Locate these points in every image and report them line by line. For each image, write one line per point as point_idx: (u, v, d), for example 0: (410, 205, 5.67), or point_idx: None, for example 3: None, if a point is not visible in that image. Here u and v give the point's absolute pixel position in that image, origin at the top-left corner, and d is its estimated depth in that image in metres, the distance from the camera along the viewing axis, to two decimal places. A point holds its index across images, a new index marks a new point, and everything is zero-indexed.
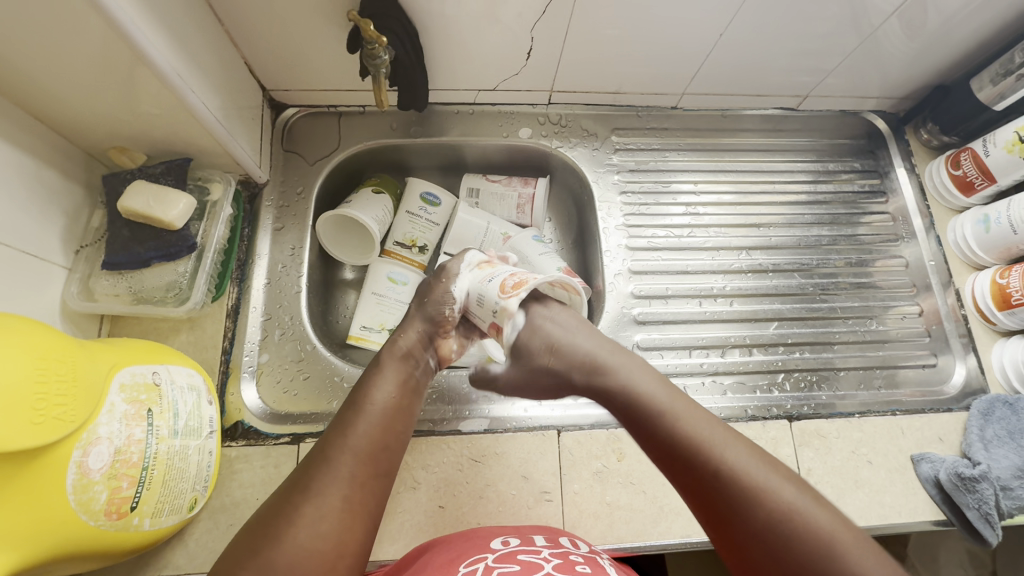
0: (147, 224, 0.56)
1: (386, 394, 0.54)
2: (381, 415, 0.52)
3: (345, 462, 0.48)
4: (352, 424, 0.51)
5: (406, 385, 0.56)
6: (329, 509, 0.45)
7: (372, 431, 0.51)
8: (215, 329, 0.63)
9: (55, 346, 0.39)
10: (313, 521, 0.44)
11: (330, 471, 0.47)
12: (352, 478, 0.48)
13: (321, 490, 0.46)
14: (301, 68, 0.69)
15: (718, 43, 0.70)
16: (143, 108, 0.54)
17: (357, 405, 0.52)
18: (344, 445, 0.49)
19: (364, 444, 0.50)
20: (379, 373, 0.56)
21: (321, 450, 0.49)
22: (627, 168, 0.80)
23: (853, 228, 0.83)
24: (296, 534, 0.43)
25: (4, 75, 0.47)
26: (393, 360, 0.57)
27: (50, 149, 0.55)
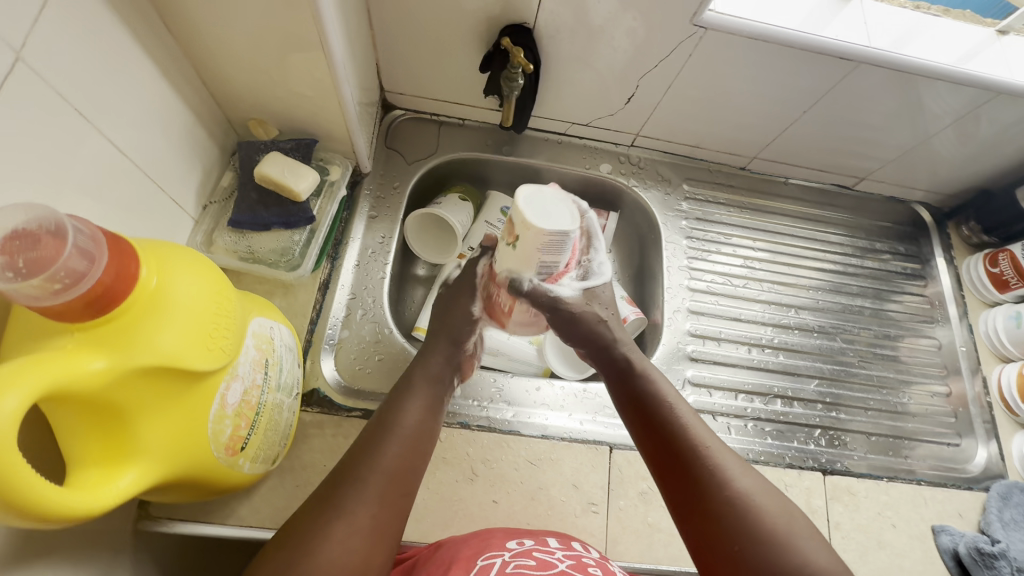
0: (277, 192, 0.61)
1: (415, 415, 0.54)
2: (411, 436, 0.52)
3: (376, 481, 0.48)
4: (381, 443, 0.51)
5: (430, 407, 0.56)
6: (358, 527, 0.45)
7: (403, 451, 0.51)
8: (307, 299, 0.67)
9: (224, 286, 0.43)
10: (343, 537, 0.44)
11: (358, 488, 0.47)
12: (381, 495, 0.48)
13: (351, 505, 0.46)
14: (424, 76, 0.75)
15: (798, 119, 0.77)
16: (298, 89, 0.59)
17: (385, 423, 0.53)
18: (374, 464, 0.49)
19: (395, 462, 0.50)
20: (405, 395, 0.56)
21: (348, 463, 0.49)
22: (693, 217, 0.86)
23: (893, 305, 0.89)
24: (326, 549, 0.43)
25: (196, 37, 0.52)
26: (422, 384, 0.57)
27: (203, 109, 0.60)
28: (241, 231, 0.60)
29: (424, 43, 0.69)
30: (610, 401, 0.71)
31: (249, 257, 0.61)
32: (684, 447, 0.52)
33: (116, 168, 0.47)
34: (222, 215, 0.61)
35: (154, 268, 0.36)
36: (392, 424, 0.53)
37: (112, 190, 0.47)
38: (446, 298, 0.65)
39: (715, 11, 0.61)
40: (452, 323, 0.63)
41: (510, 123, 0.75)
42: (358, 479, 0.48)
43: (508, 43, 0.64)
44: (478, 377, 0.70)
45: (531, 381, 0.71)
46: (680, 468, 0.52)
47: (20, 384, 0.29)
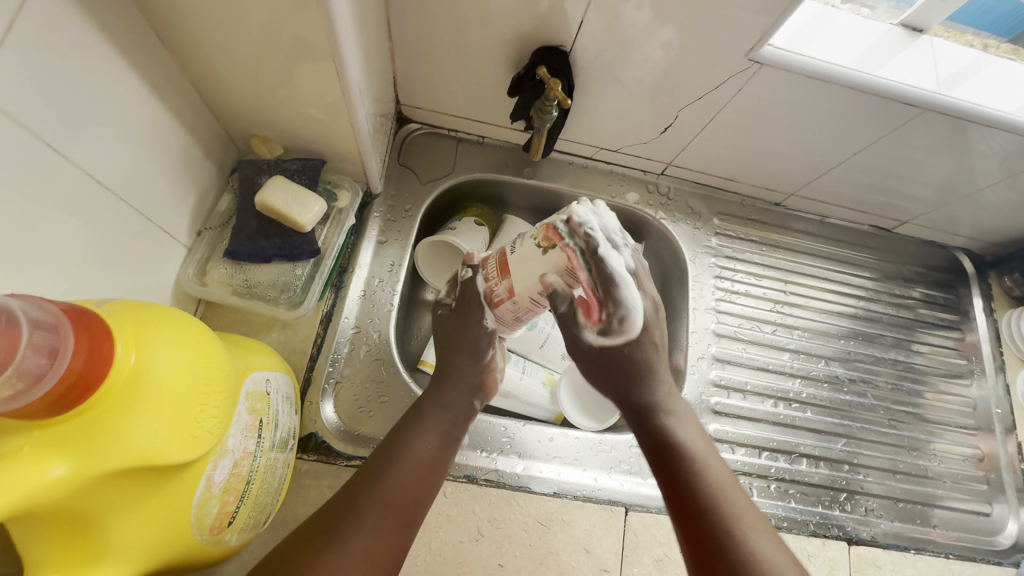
0: (280, 222, 0.55)
1: (426, 445, 0.51)
2: (420, 467, 0.49)
3: (376, 514, 0.44)
4: (389, 470, 0.47)
5: (444, 435, 0.52)
6: (350, 561, 0.41)
7: (411, 480, 0.48)
8: (307, 333, 0.62)
9: (215, 352, 0.38)
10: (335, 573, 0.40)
11: (354, 520, 0.43)
12: (380, 530, 0.44)
13: (346, 537, 0.42)
14: (444, 91, 0.69)
15: (846, 160, 0.71)
16: (308, 109, 0.53)
17: (392, 447, 0.49)
18: (376, 492, 0.46)
19: (400, 492, 0.46)
20: (417, 421, 0.52)
21: (350, 491, 0.46)
22: (722, 254, 0.81)
23: (923, 358, 0.85)
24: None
25: (194, 48, 0.46)
26: (438, 415, 0.53)
27: (200, 124, 0.54)
28: (237, 263, 0.55)
29: (448, 58, 0.63)
30: (626, 455, 0.67)
31: (246, 291, 0.56)
32: (698, 486, 0.46)
33: (98, 201, 0.42)
34: (219, 243, 0.56)
35: (131, 343, 0.31)
36: (401, 450, 0.49)
37: (93, 226, 0.42)
38: (453, 316, 0.57)
39: (772, 45, 0.56)
40: (472, 341, 0.57)
41: (539, 156, 0.68)
42: (359, 511, 0.44)
43: (547, 73, 0.58)
44: (488, 424, 0.65)
45: (545, 430, 0.66)
46: (692, 508, 0.45)
47: None
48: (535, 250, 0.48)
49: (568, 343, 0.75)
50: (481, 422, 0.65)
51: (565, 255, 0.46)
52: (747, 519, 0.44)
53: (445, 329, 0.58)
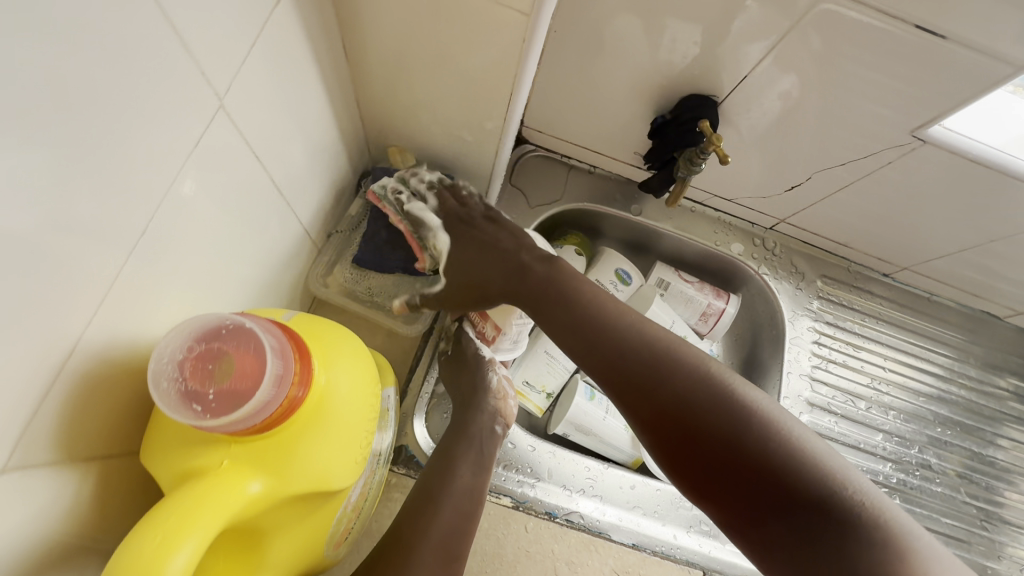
0: (410, 241, 0.54)
1: (465, 480, 0.50)
2: (458, 503, 0.48)
3: (427, 560, 0.44)
4: (430, 513, 0.46)
5: (477, 465, 0.51)
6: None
7: (451, 520, 0.47)
8: (410, 344, 0.60)
9: (370, 373, 0.37)
10: None
11: (407, 564, 0.43)
12: (430, 568, 0.44)
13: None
14: (572, 120, 0.68)
15: (980, 245, 0.67)
16: (458, 132, 0.54)
17: (431, 487, 0.48)
18: (421, 537, 0.45)
19: (443, 532, 0.46)
20: (451, 458, 0.51)
21: (395, 531, 0.45)
22: (823, 320, 0.78)
23: (1006, 453, 0.78)
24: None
25: (371, 61, 0.47)
26: (469, 447, 0.52)
27: (350, 130, 0.54)
28: (363, 270, 0.55)
29: (590, 92, 0.62)
30: (705, 515, 0.65)
31: (366, 298, 0.56)
32: (694, 413, 0.42)
33: (279, 209, 0.43)
34: (345, 247, 0.57)
35: (321, 363, 0.32)
36: (440, 486, 0.48)
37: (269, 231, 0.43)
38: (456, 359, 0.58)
39: (943, 125, 0.53)
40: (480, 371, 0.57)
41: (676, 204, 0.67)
42: (406, 554, 0.43)
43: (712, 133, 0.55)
44: (572, 461, 0.64)
45: (627, 477, 0.65)
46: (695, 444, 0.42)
47: (192, 534, 0.24)
48: None
49: None
50: (566, 458, 0.64)
51: (510, 287, 0.53)
52: (775, 412, 0.42)
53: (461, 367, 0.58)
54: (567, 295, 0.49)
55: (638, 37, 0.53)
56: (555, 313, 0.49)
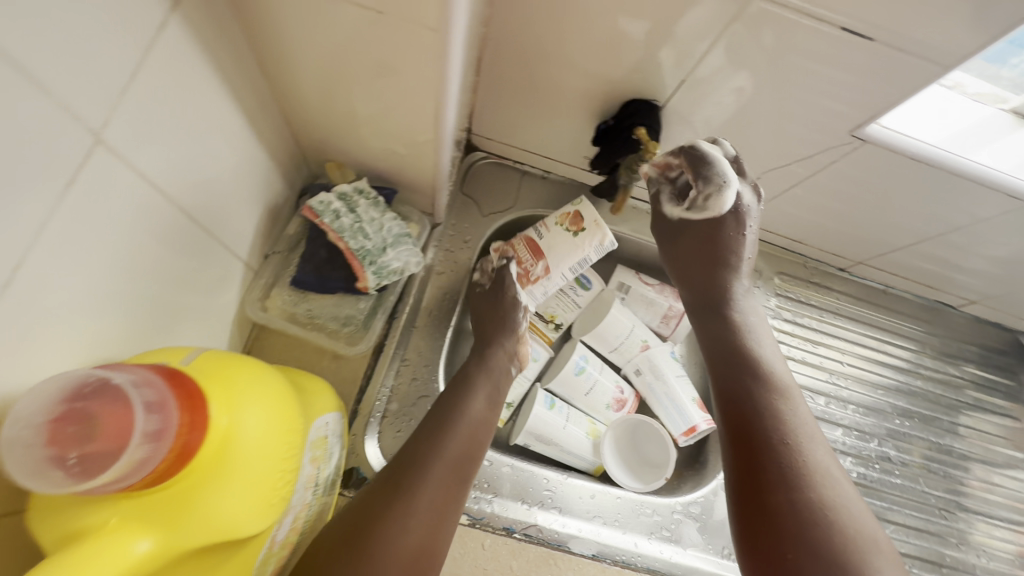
0: (349, 260, 0.51)
1: (478, 410, 0.55)
2: (471, 429, 0.53)
3: (439, 469, 0.49)
4: (445, 432, 0.52)
5: (490, 399, 0.57)
6: (421, 511, 0.46)
7: (463, 444, 0.52)
8: (358, 363, 0.60)
9: (291, 412, 0.36)
10: (403, 524, 0.44)
11: (424, 474, 0.48)
12: (443, 482, 0.48)
13: (415, 489, 0.47)
14: (519, 126, 0.67)
15: (930, 239, 0.68)
16: (393, 147, 0.52)
17: (445, 414, 0.54)
18: (437, 450, 0.50)
19: (455, 452, 0.51)
20: (469, 390, 0.57)
21: (415, 445, 0.51)
22: (781, 317, 0.78)
23: (965, 441, 0.79)
24: (393, 530, 0.44)
25: (290, 76, 0.45)
26: (487, 382, 0.58)
27: (280, 147, 0.53)
28: (302, 292, 0.53)
29: (533, 98, 0.61)
30: (667, 521, 0.65)
31: (308, 321, 0.54)
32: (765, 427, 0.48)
33: (194, 237, 0.41)
34: (284, 268, 0.55)
35: (224, 404, 0.31)
36: (454, 414, 0.54)
37: (185, 260, 0.41)
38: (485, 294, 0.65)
39: (879, 124, 0.54)
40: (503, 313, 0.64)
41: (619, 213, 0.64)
42: (422, 463, 0.49)
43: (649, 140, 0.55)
44: (531, 474, 0.64)
45: (586, 486, 0.65)
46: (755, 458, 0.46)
47: None
48: (564, 233, 0.63)
49: (615, 392, 0.73)
50: (524, 471, 0.64)
51: (589, 233, 0.62)
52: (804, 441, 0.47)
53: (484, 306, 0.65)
54: (719, 255, 0.58)
55: (573, 43, 0.52)
56: (713, 273, 0.58)
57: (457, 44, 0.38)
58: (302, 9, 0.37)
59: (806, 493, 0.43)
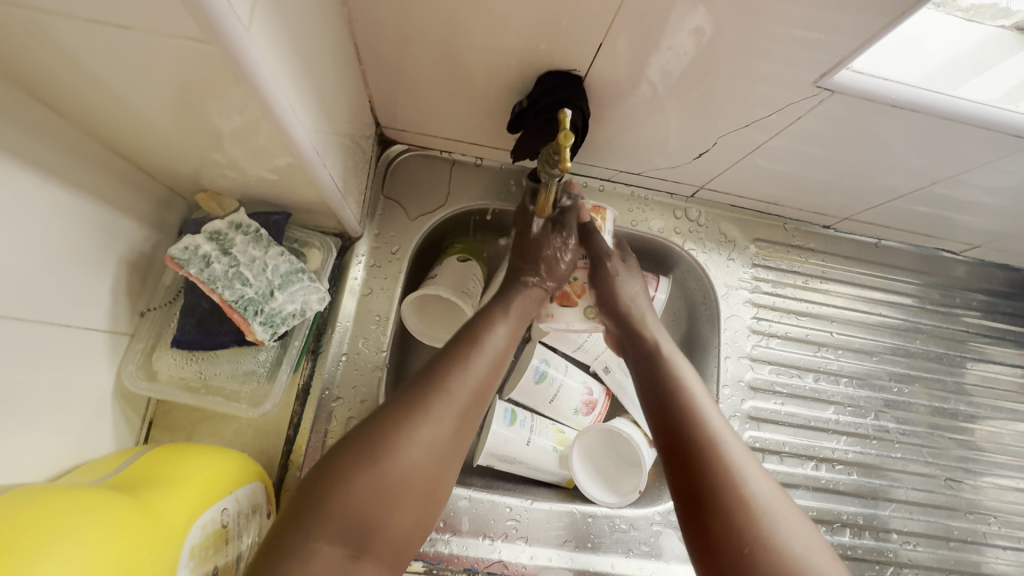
0: (229, 313, 0.44)
1: (498, 339, 0.49)
2: (494, 356, 0.48)
3: (461, 394, 0.44)
4: (467, 352, 0.47)
5: (514, 331, 0.51)
6: (442, 435, 0.41)
7: (484, 372, 0.46)
8: (282, 413, 0.54)
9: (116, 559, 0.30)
10: (424, 443, 0.40)
11: (446, 397, 0.43)
12: (466, 408, 0.44)
13: (437, 413, 0.42)
14: (431, 113, 0.57)
15: (923, 189, 0.59)
16: (260, 171, 0.44)
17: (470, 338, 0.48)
18: (463, 373, 0.45)
19: (481, 375, 0.46)
20: (493, 320, 0.51)
21: (436, 367, 0.45)
22: (760, 290, 0.71)
23: (970, 401, 0.74)
24: (411, 451, 0.40)
25: (94, 110, 0.36)
26: (513, 317, 0.52)
27: (126, 188, 0.44)
28: (190, 352, 0.47)
29: (434, 82, 0.51)
30: (646, 535, 0.60)
31: (202, 383, 0.48)
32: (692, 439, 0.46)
33: (7, 329, 0.35)
34: (166, 325, 0.48)
35: None
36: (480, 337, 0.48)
37: (4, 356, 0.34)
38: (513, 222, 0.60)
39: (850, 69, 0.45)
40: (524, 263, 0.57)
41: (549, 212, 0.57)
42: (443, 385, 0.43)
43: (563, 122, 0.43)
44: (492, 504, 0.58)
45: (553, 508, 0.60)
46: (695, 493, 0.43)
47: None
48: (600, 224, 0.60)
49: (582, 395, 0.66)
50: (484, 501, 0.58)
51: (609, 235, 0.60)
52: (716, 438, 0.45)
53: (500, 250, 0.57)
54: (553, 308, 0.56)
55: (456, 13, 0.43)
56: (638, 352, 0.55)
57: (252, 48, 0.29)
58: (50, 33, 0.28)
59: (734, 511, 0.41)
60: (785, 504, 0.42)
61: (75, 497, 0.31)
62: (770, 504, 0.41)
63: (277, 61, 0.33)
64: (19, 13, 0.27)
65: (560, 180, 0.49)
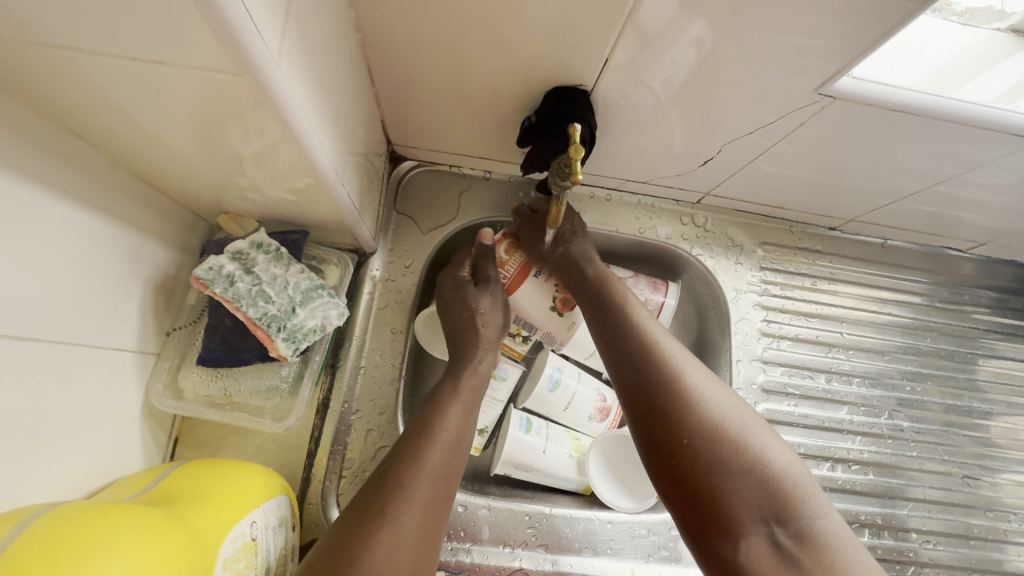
0: (253, 331, 0.45)
1: (455, 421, 0.49)
2: (452, 442, 0.47)
3: (423, 488, 0.42)
4: (421, 448, 0.45)
5: (466, 412, 0.51)
6: (411, 534, 0.39)
7: (445, 459, 0.45)
8: (303, 427, 0.55)
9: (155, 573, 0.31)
10: (394, 545, 0.38)
11: (405, 497, 0.41)
12: (428, 505, 0.42)
13: (396, 515, 0.40)
14: (440, 131, 0.59)
15: (927, 188, 0.60)
16: (279, 193, 0.45)
17: (425, 429, 0.47)
18: (419, 469, 0.43)
19: (438, 466, 0.44)
20: (449, 400, 0.51)
21: (389, 467, 0.43)
22: (769, 292, 0.71)
23: (983, 398, 0.74)
24: (383, 559, 0.37)
25: (125, 141, 0.38)
26: (467, 389, 0.53)
27: (151, 212, 0.45)
28: (214, 369, 0.48)
29: (444, 100, 0.53)
30: (665, 540, 0.60)
31: (227, 399, 0.49)
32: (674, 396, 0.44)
33: (41, 353, 0.36)
34: (191, 344, 0.50)
35: None
36: (434, 426, 0.47)
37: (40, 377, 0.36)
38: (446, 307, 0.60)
39: (850, 76, 0.46)
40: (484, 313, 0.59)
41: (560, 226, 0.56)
42: (403, 483, 0.42)
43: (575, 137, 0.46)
44: (511, 512, 0.59)
45: (571, 516, 0.60)
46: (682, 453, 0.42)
47: None
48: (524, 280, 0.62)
49: (596, 401, 0.66)
50: (503, 510, 0.59)
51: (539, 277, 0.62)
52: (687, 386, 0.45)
53: (460, 305, 0.59)
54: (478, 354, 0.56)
55: (467, 35, 0.44)
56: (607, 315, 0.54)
57: (279, 78, 0.31)
58: (86, 70, 0.30)
59: (720, 461, 0.41)
60: (765, 442, 0.42)
61: (111, 515, 0.32)
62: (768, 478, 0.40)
63: (299, 89, 0.34)
64: (61, 54, 0.29)
65: (569, 192, 0.51)
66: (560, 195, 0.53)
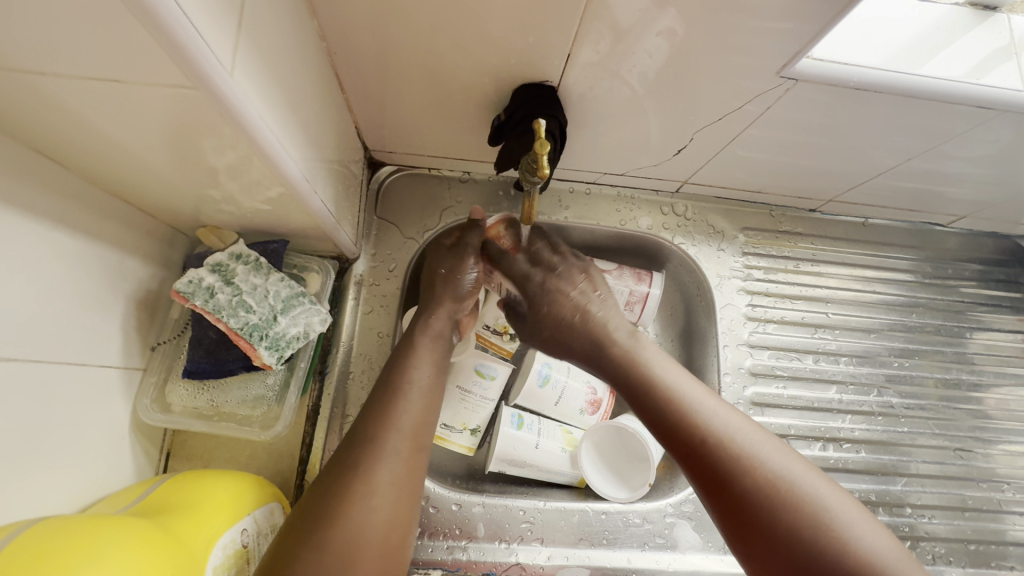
0: (236, 340, 0.46)
1: (423, 375, 0.49)
2: (424, 395, 0.48)
3: (397, 438, 0.44)
4: (392, 402, 0.46)
5: (437, 365, 0.51)
6: (386, 485, 0.41)
7: (417, 410, 0.47)
8: (294, 435, 0.56)
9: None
10: (367, 497, 0.40)
11: (378, 448, 0.43)
12: (401, 454, 0.43)
13: (371, 467, 0.42)
14: (415, 134, 0.59)
15: (901, 165, 0.61)
16: (255, 204, 0.46)
17: (395, 382, 0.48)
18: (391, 422, 0.45)
19: (410, 420, 0.45)
20: (411, 354, 0.51)
21: (361, 425, 0.45)
22: (752, 277, 0.72)
23: (973, 370, 0.75)
24: (358, 512, 0.39)
25: (98, 162, 0.39)
26: (428, 343, 0.52)
27: (129, 229, 0.46)
28: (200, 382, 0.49)
29: (416, 104, 0.54)
30: (661, 527, 0.61)
31: (215, 410, 0.50)
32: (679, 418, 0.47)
33: (24, 373, 0.36)
34: (176, 358, 0.51)
35: None
36: (402, 383, 0.48)
37: (25, 398, 0.36)
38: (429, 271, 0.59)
39: (811, 56, 0.46)
40: (452, 273, 0.58)
41: (535, 219, 0.57)
42: (373, 439, 0.43)
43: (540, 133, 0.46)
44: (506, 508, 0.59)
45: (566, 508, 0.60)
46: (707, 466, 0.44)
47: None
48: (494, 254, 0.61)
49: (586, 394, 0.66)
50: (498, 506, 0.59)
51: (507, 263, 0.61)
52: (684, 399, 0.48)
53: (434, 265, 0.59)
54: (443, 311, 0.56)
55: (430, 38, 0.45)
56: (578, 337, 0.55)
57: (238, 90, 0.31)
58: (51, 94, 0.31)
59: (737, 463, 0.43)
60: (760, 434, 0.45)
61: (100, 527, 0.33)
62: (847, 514, 0.40)
63: (260, 99, 0.35)
64: (22, 78, 0.29)
65: (541, 187, 0.51)
66: (532, 188, 0.53)
